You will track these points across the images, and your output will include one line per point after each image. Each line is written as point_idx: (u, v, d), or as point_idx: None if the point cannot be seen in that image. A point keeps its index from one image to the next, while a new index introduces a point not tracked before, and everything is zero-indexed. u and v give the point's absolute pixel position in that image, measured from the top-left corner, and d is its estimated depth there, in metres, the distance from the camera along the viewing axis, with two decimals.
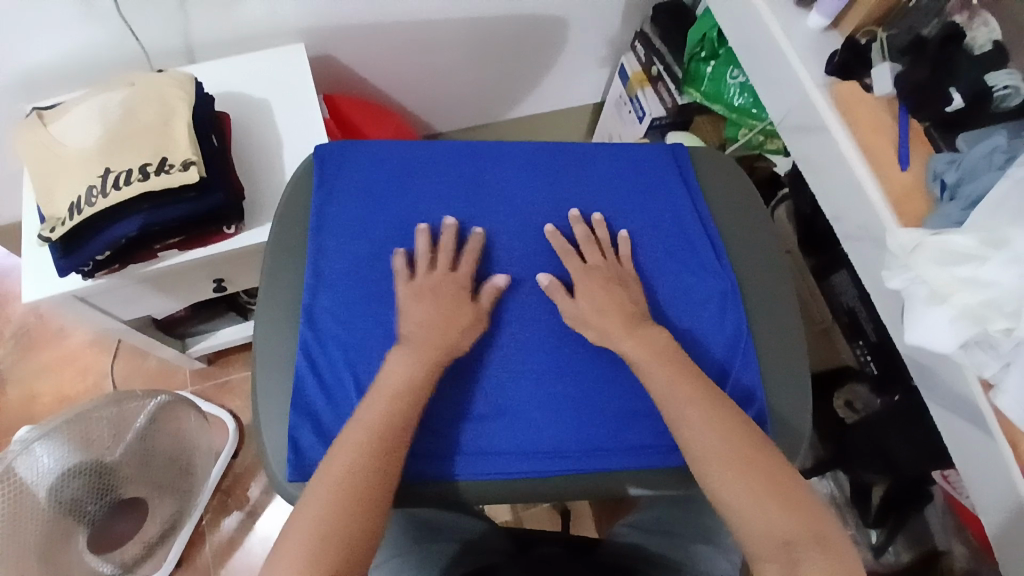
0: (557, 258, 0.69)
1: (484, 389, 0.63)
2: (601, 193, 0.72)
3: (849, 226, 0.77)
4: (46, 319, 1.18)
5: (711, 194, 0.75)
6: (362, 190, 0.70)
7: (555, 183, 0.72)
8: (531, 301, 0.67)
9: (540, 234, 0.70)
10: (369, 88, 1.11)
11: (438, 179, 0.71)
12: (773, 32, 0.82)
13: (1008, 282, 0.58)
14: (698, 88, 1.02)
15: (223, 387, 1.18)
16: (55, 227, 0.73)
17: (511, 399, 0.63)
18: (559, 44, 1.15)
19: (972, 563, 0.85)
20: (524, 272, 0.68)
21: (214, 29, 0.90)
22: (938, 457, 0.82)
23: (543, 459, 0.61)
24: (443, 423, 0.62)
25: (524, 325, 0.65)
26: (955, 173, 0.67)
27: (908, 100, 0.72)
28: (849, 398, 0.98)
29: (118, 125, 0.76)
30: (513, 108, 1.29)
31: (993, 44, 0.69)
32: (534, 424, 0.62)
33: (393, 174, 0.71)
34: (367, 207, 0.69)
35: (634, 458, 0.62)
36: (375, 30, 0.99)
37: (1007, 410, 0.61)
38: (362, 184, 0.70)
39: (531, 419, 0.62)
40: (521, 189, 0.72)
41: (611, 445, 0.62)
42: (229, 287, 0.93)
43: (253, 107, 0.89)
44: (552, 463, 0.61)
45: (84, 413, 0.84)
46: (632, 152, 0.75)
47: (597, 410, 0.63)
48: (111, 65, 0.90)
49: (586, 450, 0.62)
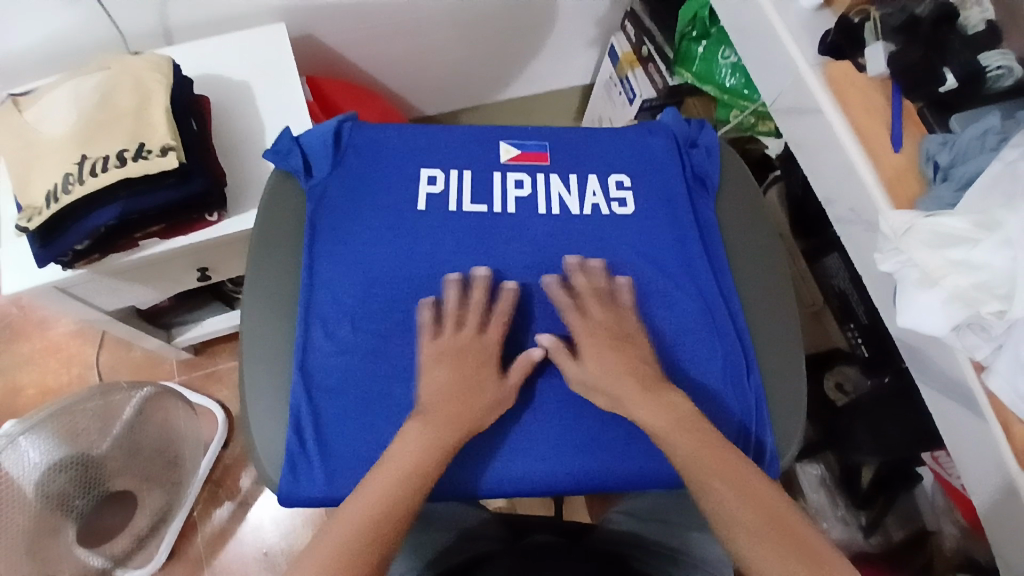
0: (553, 253, 0.68)
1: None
2: (606, 172, 0.72)
3: (841, 210, 0.77)
4: (27, 310, 1.16)
5: (710, 178, 0.74)
6: (365, 165, 0.70)
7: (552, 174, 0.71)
8: (525, 295, 0.66)
9: (535, 226, 0.69)
10: (353, 70, 1.08)
11: (443, 158, 0.71)
12: (766, 12, 0.80)
13: (999, 265, 0.59)
14: (689, 68, 1.01)
15: (210, 376, 1.16)
16: (31, 217, 0.71)
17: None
18: (548, 24, 1.13)
19: (961, 542, 0.87)
20: (522, 256, 0.67)
21: (191, 10, 0.87)
22: (930, 438, 0.83)
23: (540, 453, 0.62)
24: None
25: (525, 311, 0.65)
26: (949, 154, 0.66)
27: (900, 80, 0.71)
28: (839, 380, 0.98)
29: (94, 111, 0.74)
30: (502, 90, 1.27)
31: (986, 24, 0.68)
32: (533, 421, 0.62)
33: (386, 169, 0.70)
34: (359, 203, 0.68)
35: (632, 454, 0.62)
36: (359, 9, 0.96)
37: (998, 392, 0.61)
38: (366, 160, 0.70)
39: (529, 417, 0.62)
40: (518, 182, 0.70)
41: (607, 438, 0.62)
42: (214, 276, 0.91)
43: (234, 91, 0.87)
44: (552, 461, 0.62)
45: (70, 406, 0.82)
46: (628, 141, 0.74)
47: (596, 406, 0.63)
48: (86, 49, 0.87)
49: (585, 448, 0.62)
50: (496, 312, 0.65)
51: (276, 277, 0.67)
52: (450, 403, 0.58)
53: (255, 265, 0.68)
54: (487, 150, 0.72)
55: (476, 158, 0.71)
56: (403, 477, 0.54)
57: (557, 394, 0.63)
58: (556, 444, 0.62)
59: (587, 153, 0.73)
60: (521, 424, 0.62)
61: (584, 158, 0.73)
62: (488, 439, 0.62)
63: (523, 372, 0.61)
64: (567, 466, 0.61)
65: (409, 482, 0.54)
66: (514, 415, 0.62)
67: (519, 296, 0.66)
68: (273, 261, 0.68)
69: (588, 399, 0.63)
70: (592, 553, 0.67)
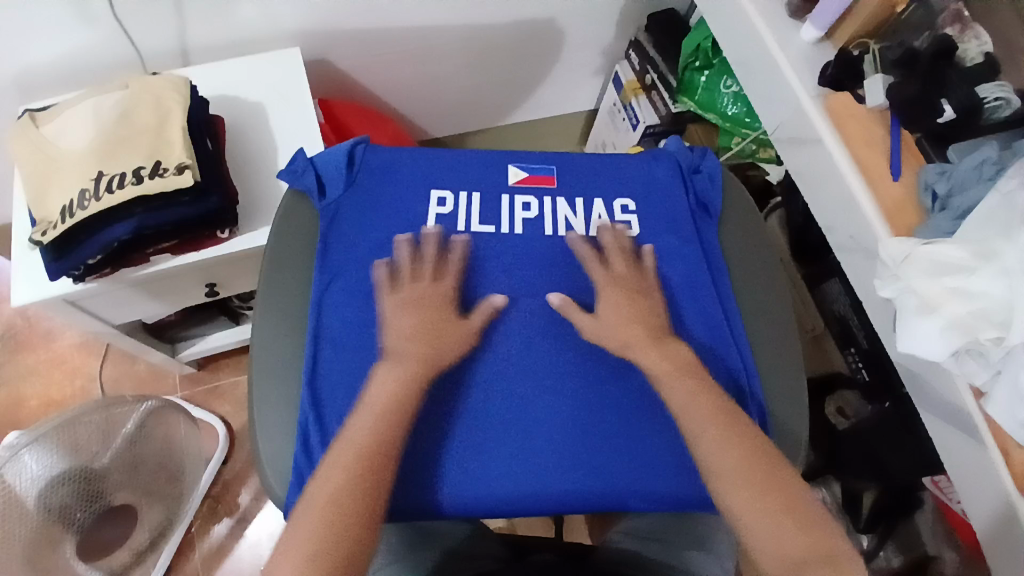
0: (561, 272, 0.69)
1: (493, 376, 0.64)
2: (613, 190, 0.74)
3: (841, 236, 0.78)
4: (33, 322, 1.16)
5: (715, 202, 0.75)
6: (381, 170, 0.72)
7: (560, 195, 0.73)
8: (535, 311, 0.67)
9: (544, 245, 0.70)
10: (364, 93, 1.11)
11: (455, 165, 0.74)
12: (767, 43, 0.83)
13: (995, 293, 0.60)
14: (691, 97, 1.04)
15: (212, 392, 1.16)
16: (45, 231, 0.73)
17: (524, 389, 0.64)
18: (554, 52, 1.16)
19: (962, 568, 0.87)
20: (535, 261, 0.69)
21: (210, 32, 0.90)
22: (933, 465, 0.84)
23: (549, 470, 0.61)
24: (451, 436, 0.62)
25: (535, 314, 0.67)
26: (946, 184, 0.68)
27: (900, 113, 0.73)
28: (839, 405, 0.98)
29: (112, 128, 0.75)
30: (507, 114, 1.29)
31: (984, 56, 0.71)
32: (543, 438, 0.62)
33: (398, 188, 0.71)
34: (372, 221, 0.69)
35: (640, 474, 0.62)
36: (372, 35, 0.98)
37: (996, 418, 0.62)
38: (381, 168, 0.72)
39: (539, 434, 0.62)
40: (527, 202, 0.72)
41: (616, 456, 0.62)
42: (222, 292, 0.92)
43: (247, 111, 0.89)
44: (562, 478, 0.61)
45: (72, 419, 0.83)
46: (634, 166, 0.76)
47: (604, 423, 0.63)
48: (105, 67, 0.89)
49: (593, 465, 0.62)
50: (508, 314, 0.66)
51: (286, 291, 0.68)
52: (424, 342, 0.62)
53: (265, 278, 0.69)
54: (498, 158, 0.75)
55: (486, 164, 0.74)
56: (359, 454, 0.56)
57: (565, 397, 0.64)
58: (565, 461, 0.62)
59: (594, 164, 0.76)
60: (534, 429, 0.63)
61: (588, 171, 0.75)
62: (498, 448, 0.62)
63: (484, 318, 0.64)
64: (576, 484, 0.61)
65: (370, 465, 0.55)
66: (528, 422, 0.63)
67: (530, 302, 0.67)
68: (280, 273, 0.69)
69: (596, 410, 0.64)
70: None
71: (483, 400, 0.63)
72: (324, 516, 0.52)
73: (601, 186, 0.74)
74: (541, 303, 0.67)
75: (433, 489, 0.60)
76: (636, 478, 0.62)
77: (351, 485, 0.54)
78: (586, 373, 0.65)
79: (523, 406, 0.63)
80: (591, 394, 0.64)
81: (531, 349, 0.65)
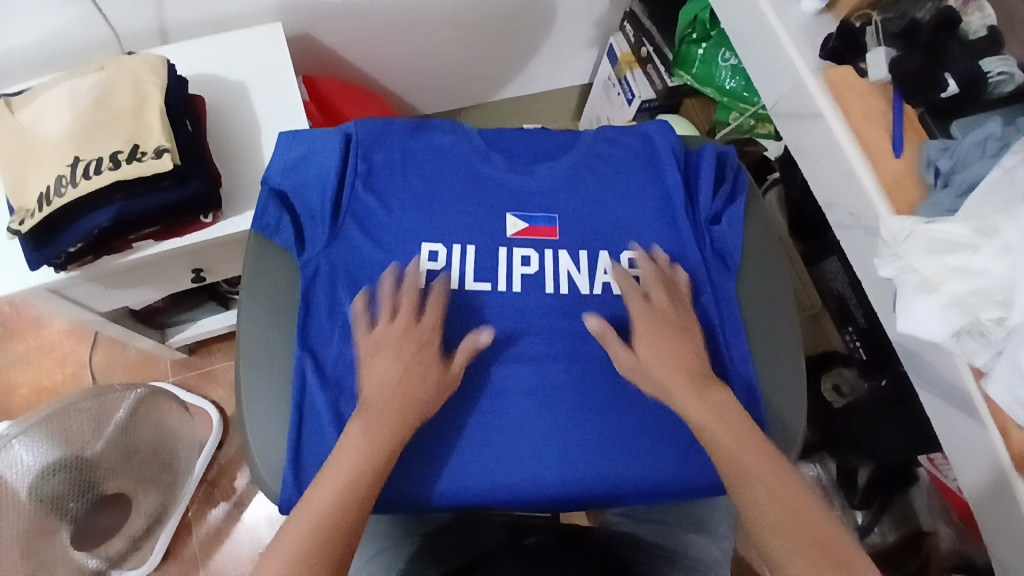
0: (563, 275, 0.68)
1: (513, 375, 0.65)
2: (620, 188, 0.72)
3: (840, 213, 0.77)
4: (20, 309, 1.14)
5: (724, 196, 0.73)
6: (372, 211, 0.68)
7: (564, 192, 0.71)
8: (540, 316, 0.67)
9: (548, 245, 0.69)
10: (350, 70, 1.07)
11: (452, 201, 0.69)
12: (766, 14, 0.80)
13: (998, 270, 0.58)
14: (689, 71, 1.01)
15: (205, 377, 1.15)
16: (23, 219, 0.70)
17: (527, 393, 0.64)
18: (547, 24, 1.12)
19: (957, 544, 0.87)
20: (535, 314, 0.67)
21: (187, 8, 0.86)
22: (928, 443, 0.84)
23: (548, 470, 0.63)
24: (451, 437, 0.63)
25: (548, 321, 0.67)
26: (948, 161, 0.67)
27: (901, 87, 0.71)
28: (835, 383, 0.97)
29: (88, 111, 0.73)
30: (500, 90, 1.26)
31: (988, 29, 0.68)
32: (544, 440, 0.63)
33: (401, 188, 0.69)
34: (372, 224, 0.68)
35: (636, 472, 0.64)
36: (358, 8, 0.95)
37: (997, 398, 0.62)
38: (372, 212, 0.68)
39: (540, 435, 0.64)
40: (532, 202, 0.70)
41: (615, 456, 0.64)
42: (209, 277, 0.91)
43: (229, 91, 0.86)
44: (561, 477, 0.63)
45: (64, 408, 0.81)
46: (643, 161, 0.73)
47: (604, 426, 0.64)
48: (80, 46, 0.85)
49: (591, 464, 0.63)
50: (525, 315, 0.67)
51: (274, 344, 0.66)
52: (394, 394, 0.58)
53: (247, 333, 0.66)
54: (500, 192, 0.70)
55: (487, 204, 0.70)
56: (353, 472, 0.53)
57: (583, 397, 0.65)
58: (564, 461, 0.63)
59: (600, 205, 0.71)
60: (556, 424, 0.64)
61: (592, 214, 0.71)
62: (497, 451, 0.63)
63: (466, 357, 0.61)
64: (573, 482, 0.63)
65: (356, 493, 0.53)
66: (553, 420, 0.64)
67: (544, 305, 0.67)
68: (262, 323, 0.66)
69: (603, 425, 0.64)
70: (589, 553, 0.68)
71: (504, 397, 0.64)
72: (313, 538, 0.50)
73: (606, 227, 0.71)
74: (550, 311, 0.67)
75: (465, 478, 0.62)
76: (628, 483, 0.64)
77: (333, 510, 0.51)
78: (590, 377, 0.66)
79: (543, 405, 0.64)
80: (597, 406, 0.65)
81: (552, 351, 0.66)
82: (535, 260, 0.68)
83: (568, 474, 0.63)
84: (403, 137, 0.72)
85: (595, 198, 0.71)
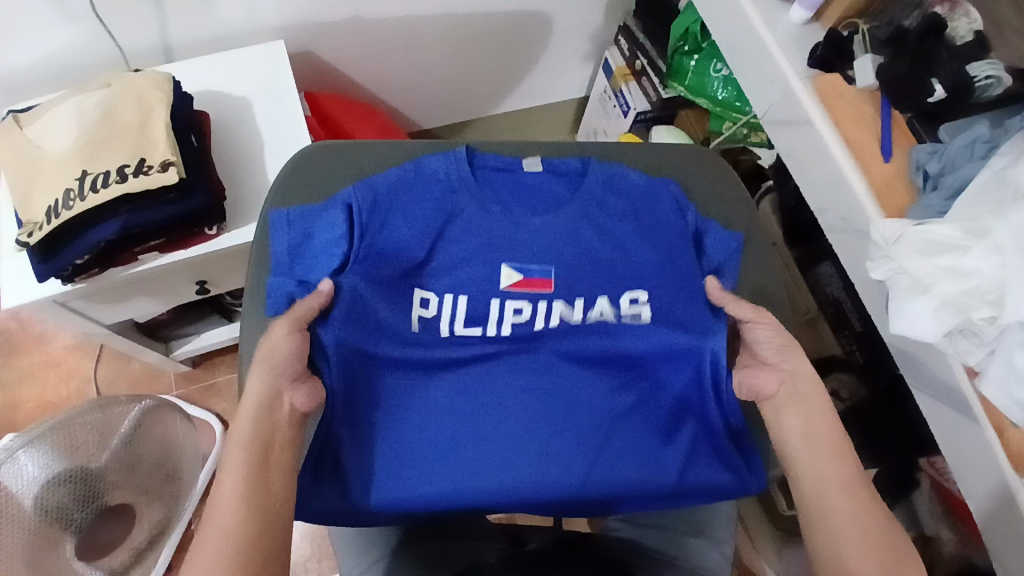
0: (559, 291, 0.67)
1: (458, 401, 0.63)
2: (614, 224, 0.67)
3: (833, 218, 0.78)
4: (27, 324, 1.16)
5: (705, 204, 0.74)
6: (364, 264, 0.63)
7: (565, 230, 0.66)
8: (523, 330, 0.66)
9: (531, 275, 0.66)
10: (351, 86, 1.10)
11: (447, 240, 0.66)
12: (755, 25, 0.82)
13: (987, 270, 0.60)
14: (681, 82, 1.03)
15: (209, 390, 1.16)
16: (32, 232, 0.72)
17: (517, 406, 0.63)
18: (543, 39, 1.15)
19: (960, 547, 0.83)
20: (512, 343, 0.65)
21: (191, 27, 0.88)
22: (923, 445, 0.87)
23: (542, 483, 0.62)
24: (444, 449, 0.61)
25: (519, 344, 0.65)
26: (937, 163, 0.68)
27: (889, 93, 0.73)
28: (833, 388, 0.97)
29: (95, 127, 0.75)
30: (497, 105, 1.28)
31: (974, 34, 0.69)
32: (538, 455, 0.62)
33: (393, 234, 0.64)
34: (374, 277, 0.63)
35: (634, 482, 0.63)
36: (358, 25, 0.98)
37: (991, 397, 0.62)
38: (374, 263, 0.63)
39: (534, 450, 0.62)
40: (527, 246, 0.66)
41: (611, 467, 0.63)
42: (213, 289, 0.92)
43: (232, 107, 0.88)
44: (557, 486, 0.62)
45: (68, 420, 0.84)
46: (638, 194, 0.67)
47: (597, 441, 0.63)
48: (88, 65, 0.88)
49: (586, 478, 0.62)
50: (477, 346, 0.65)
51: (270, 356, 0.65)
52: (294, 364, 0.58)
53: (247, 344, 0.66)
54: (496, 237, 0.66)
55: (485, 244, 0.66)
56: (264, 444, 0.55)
57: (529, 420, 0.63)
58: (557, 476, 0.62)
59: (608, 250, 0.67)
60: (495, 448, 0.62)
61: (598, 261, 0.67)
62: (486, 468, 0.61)
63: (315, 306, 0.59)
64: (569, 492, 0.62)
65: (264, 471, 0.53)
66: (496, 442, 0.62)
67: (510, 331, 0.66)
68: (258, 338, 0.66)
69: (566, 443, 0.63)
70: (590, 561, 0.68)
71: (447, 422, 0.62)
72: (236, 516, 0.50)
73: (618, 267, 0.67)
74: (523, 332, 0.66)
75: (388, 487, 0.61)
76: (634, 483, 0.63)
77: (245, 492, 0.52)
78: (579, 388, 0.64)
79: (484, 428, 0.62)
80: (574, 424, 0.63)
81: (500, 378, 0.64)
82: (530, 293, 0.66)
83: (507, 489, 0.62)
84: (395, 188, 0.64)
85: (603, 243, 0.67)
